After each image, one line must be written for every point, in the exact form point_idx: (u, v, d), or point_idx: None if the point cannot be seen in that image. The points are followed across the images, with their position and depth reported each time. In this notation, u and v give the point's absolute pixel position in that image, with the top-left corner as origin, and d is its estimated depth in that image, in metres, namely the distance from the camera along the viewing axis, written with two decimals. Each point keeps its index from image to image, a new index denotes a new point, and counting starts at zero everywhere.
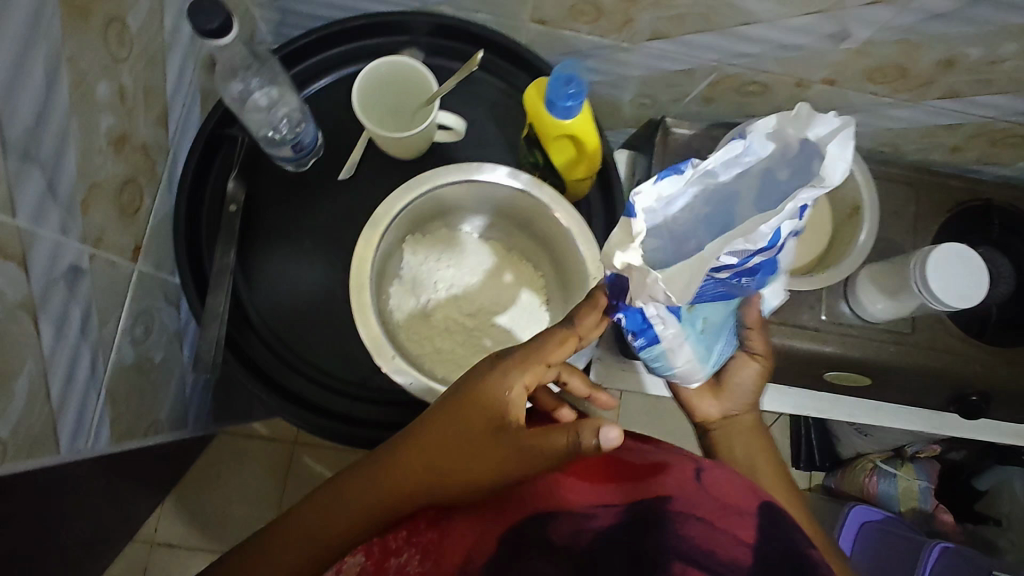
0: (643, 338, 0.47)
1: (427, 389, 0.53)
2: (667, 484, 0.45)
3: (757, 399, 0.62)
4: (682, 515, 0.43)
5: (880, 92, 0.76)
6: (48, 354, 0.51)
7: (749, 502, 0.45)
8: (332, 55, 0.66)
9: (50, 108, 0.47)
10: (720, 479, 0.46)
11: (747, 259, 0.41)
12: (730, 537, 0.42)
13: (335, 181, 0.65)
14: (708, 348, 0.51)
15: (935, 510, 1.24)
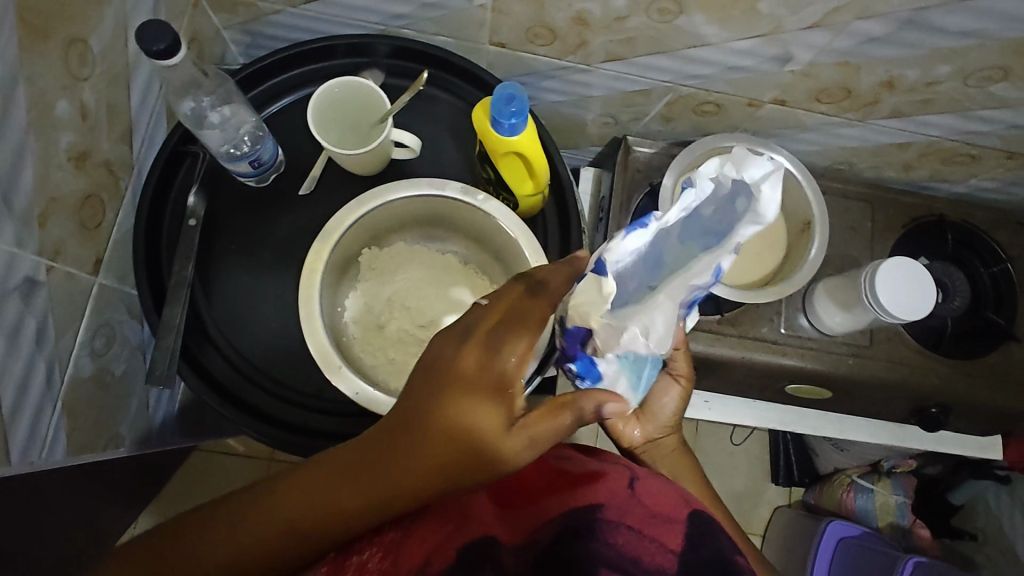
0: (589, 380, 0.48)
1: (374, 399, 0.54)
2: (602, 492, 0.47)
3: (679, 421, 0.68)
4: (613, 522, 0.44)
5: (828, 112, 0.79)
6: (1, 364, 0.52)
7: (678, 510, 0.47)
8: (295, 76, 0.68)
9: (8, 125, 0.49)
10: (652, 489, 0.48)
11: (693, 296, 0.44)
12: (658, 545, 0.44)
13: (295, 196, 0.67)
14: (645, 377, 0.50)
15: (912, 525, 1.24)
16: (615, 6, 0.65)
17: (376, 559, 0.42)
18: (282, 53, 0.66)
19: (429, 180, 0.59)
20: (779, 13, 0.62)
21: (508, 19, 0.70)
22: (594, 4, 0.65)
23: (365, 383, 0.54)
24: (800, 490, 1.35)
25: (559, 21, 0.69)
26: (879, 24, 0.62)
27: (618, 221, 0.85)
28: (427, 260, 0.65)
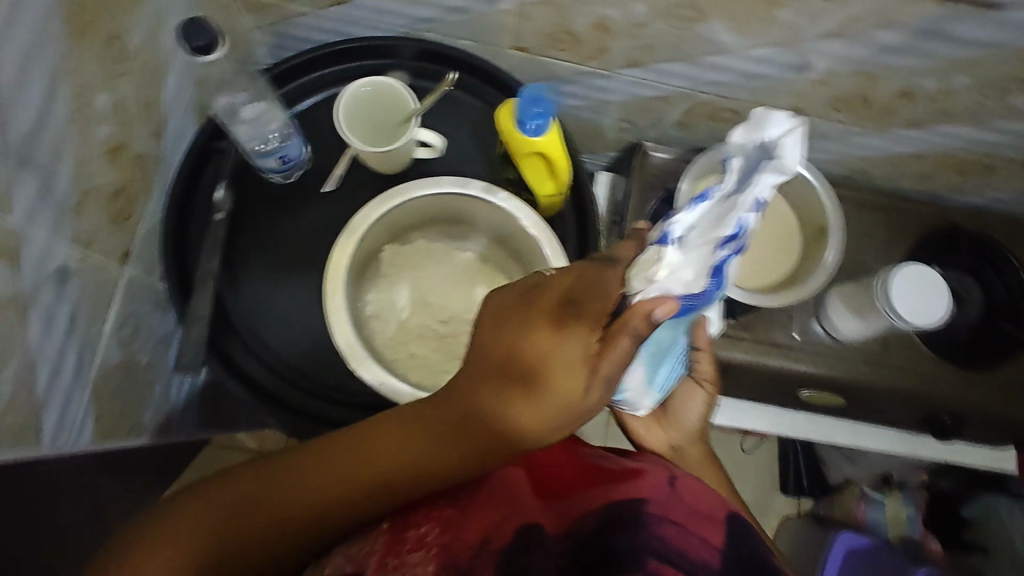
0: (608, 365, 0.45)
1: (396, 391, 0.55)
2: (643, 485, 0.44)
3: (704, 430, 0.67)
4: (656, 516, 0.40)
5: (845, 120, 0.79)
6: (34, 348, 0.53)
7: (718, 510, 0.44)
8: (322, 76, 0.70)
9: (50, 117, 0.51)
10: (692, 489, 0.46)
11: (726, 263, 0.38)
12: (702, 540, 0.40)
13: (319, 193, 0.69)
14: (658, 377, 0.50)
15: (922, 537, 1.21)
16: (636, 13, 0.66)
17: (435, 532, 0.44)
18: (312, 53, 0.68)
19: (452, 178, 0.61)
20: (798, 22, 0.63)
21: (530, 24, 0.71)
22: (615, 10, 0.67)
23: (389, 375, 0.56)
24: (810, 501, 1.34)
25: (581, 26, 0.70)
26: (897, 34, 0.63)
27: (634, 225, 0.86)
28: (447, 256, 0.67)
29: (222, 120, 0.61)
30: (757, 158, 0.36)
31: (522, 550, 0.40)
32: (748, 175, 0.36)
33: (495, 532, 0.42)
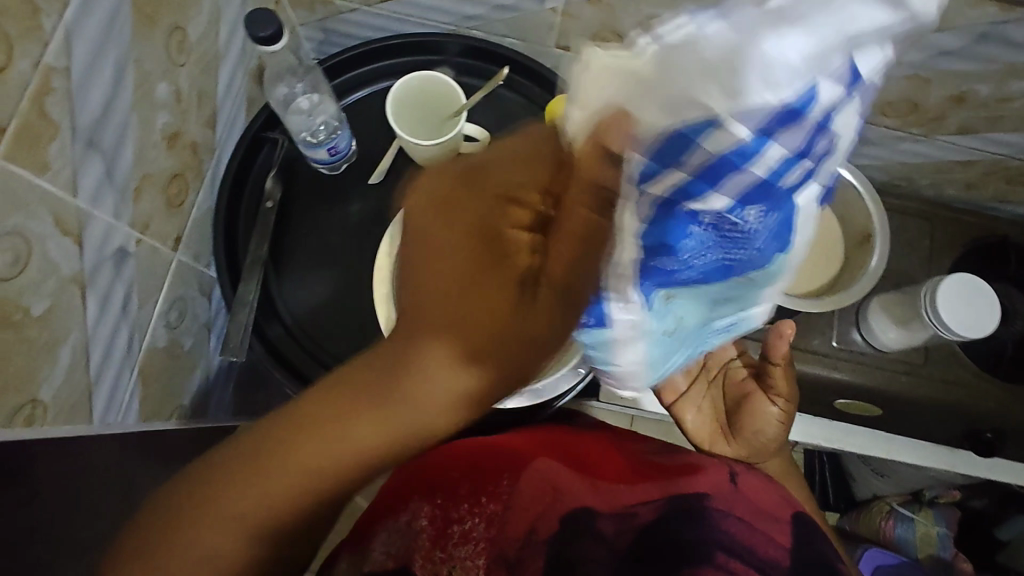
0: (594, 323, 0.39)
1: None
2: (706, 481, 0.54)
3: (778, 450, 0.68)
4: (721, 512, 0.50)
5: (892, 125, 0.78)
6: (91, 327, 0.55)
7: (781, 511, 0.53)
8: (368, 71, 0.72)
9: (115, 103, 0.53)
10: (752, 487, 0.55)
11: (756, 142, 0.27)
12: (770, 539, 0.49)
13: (365, 185, 0.70)
14: (665, 351, 0.44)
15: (954, 558, 1.18)
16: None
17: (483, 525, 0.55)
18: (363, 48, 0.70)
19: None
20: None
21: (577, 23, 0.72)
22: None
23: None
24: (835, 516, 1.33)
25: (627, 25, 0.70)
26: (954, 37, 0.62)
27: None
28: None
29: (276, 109, 0.63)
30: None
31: (574, 533, 0.49)
32: None
33: (542, 520, 0.52)
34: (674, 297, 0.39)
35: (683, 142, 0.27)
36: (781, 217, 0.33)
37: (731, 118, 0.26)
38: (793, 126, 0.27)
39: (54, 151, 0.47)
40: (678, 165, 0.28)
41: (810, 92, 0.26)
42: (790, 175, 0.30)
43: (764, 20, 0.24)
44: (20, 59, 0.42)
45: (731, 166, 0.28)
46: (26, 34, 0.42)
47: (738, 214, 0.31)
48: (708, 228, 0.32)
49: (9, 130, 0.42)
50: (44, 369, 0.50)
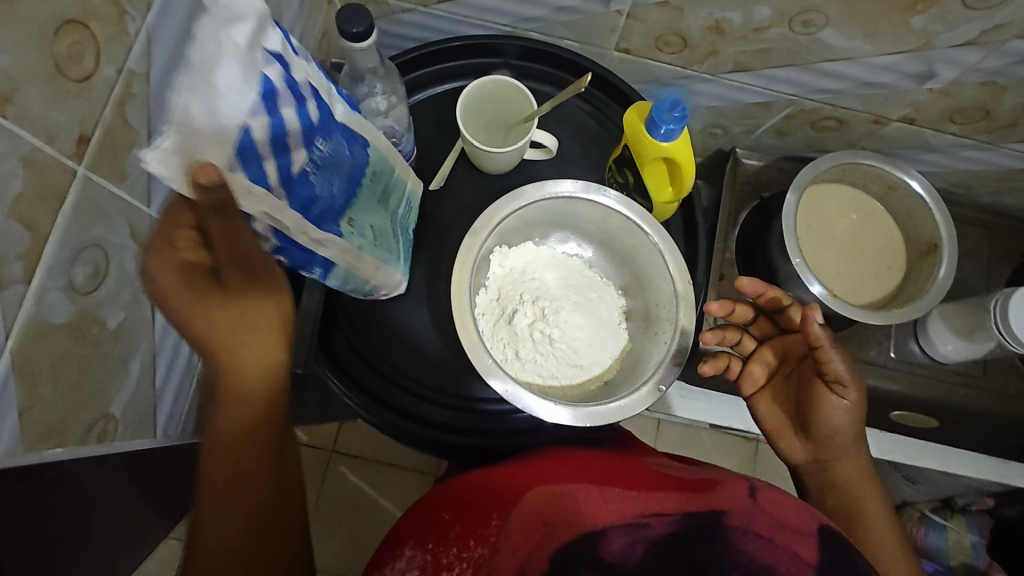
0: (320, 269, 0.48)
1: (517, 394, 0.54)
2: (722, 496, 0.48)
3: (854, 445, 0.65)
4: (740, 530, 0.46)
5: (959, 132, 0.76)
6: (159, 339, 0.54)
7: (807, 523, 0.47)
8: (426, 74, 0.70)
9: None
10: (774, 498, 0.49)
11: (284, 118, 0.38)
12: (792, 554, 0.45)
13: (426, 191, 0.68)
14: (387, 251, 0.56)
15: (988, 567, 1.15)
16: (759, 15, 0.64)
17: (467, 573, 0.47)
18: (425, 51, 0.68)
19: (570, 181, 0.60)
20: (933, 29, 0.61)
21: (642, 26, 0.70)
22: (737, 13, 0.65)
23: (509, 378, 0.55)
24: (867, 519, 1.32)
25: (695, 29, 0.68)
26: None
27: (725, 235, 0.86)
28: (554, 261, 0.65)
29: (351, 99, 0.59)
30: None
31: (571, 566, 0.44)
32: (221, 43, 0.33)
33: (531, 559, 0.45)
34: (356, 220, 0.50)
35: (249, 150, 0.36)
36: (344, 134, 0.45)
37: (251, 119, 0.35)
38: (280, 93, 0.38)
39: (133, 159, 0.45)
40: (261, 158, 0.37)
41: (276, 58, 0.37)
42: (312, 112, 0.41)
43: (206, 91, 0.33)
44: (106, 65, 0.40)
45: (284, 135, 0.38)
46: (113, 39, 0.40)
47: (316, 151, 0.42)
48: (325, 172, 0.44)
49: (94, 140, 0.41)
50: (117, 384, 0.49)
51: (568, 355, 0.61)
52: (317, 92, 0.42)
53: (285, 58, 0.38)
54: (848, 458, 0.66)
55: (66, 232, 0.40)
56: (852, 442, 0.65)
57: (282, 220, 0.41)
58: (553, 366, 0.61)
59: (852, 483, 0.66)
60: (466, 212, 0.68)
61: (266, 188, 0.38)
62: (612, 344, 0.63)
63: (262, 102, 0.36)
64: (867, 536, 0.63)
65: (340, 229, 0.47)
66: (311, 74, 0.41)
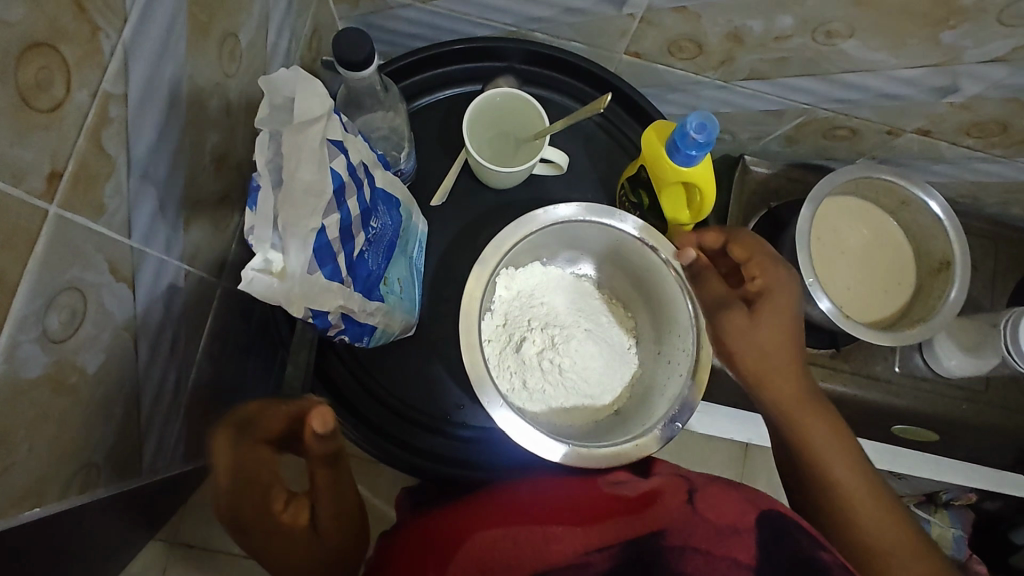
0: (366, 336, 0.49)
1: (533, 439, 0.52)
2: (661, 514, 0.47)
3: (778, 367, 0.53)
4: (677, 548, 0.44)
5: (974, 146, 0.74)
6: (143, 375, 0.50)
7: (748, 519, 0.46)
8: (426, 79, 0.66)
9: (169, 126, 0.46)
10: (714, 502, 0.48)
11: (347, 208, 0.39)
12: (729, 563, 0.43)
13: (428, 207, 0.64)
14: (412, 300, 0.57)
15: (968, 559, 1.06)
16: (780, 25, 0.60)
17: None
18: (424, 54, 0.63)
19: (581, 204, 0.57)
20: (961, 44, 0.58)
21: (655, 31, 0.65)
22: (758, 21, 0.61)
23: (519, 416, 0.52)
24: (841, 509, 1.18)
25: (711, 36, 0.64)
26: None
27: None
28: (561, 284, 0.63)
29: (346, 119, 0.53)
30: (276, 101, 0.35)
31: None
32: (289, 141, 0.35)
33: None
34: (389, 278, 0.50)
35: (326, 248, 0.37)
36: (383, 200, 0.46)
37: (325, 218, 0.37)
38: (345, 186, 0.39)
39: (110, 189, 0.41)
40: (336, 254, 0.38)
41: (339, 146, 0.38)
42: (366, 194, 0.42)
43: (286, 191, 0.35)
44: (77, 89, 0.36)
45: (350, 225, 0.39)
46: (84, 61, 0.36)
47: (371, 230, 0.43)
48: (374, 245, 0.45)
49: (66, 174, 0.37)
50: (98, 430, 0.46)
51: (578, 386, 0.59)
52: (368, 169, 0.43)
53: (344, 144, 0.39)
54: (777, 388, 0.53)
55: (38, 277, 0.36)
56: (783, 371, 0.53)
57: (351, 306, 0.41)
58: (562, 395, 0.58)
59: (800, 440, 0.53)
60: (471, 229, 0.65)
61: (341, 283, 0.39)
62: (620, 372, 0.61)
63: (333, 200, 0.37)
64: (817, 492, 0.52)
65: (381, 294, 0.47)
66: (363, 155, 0.42)
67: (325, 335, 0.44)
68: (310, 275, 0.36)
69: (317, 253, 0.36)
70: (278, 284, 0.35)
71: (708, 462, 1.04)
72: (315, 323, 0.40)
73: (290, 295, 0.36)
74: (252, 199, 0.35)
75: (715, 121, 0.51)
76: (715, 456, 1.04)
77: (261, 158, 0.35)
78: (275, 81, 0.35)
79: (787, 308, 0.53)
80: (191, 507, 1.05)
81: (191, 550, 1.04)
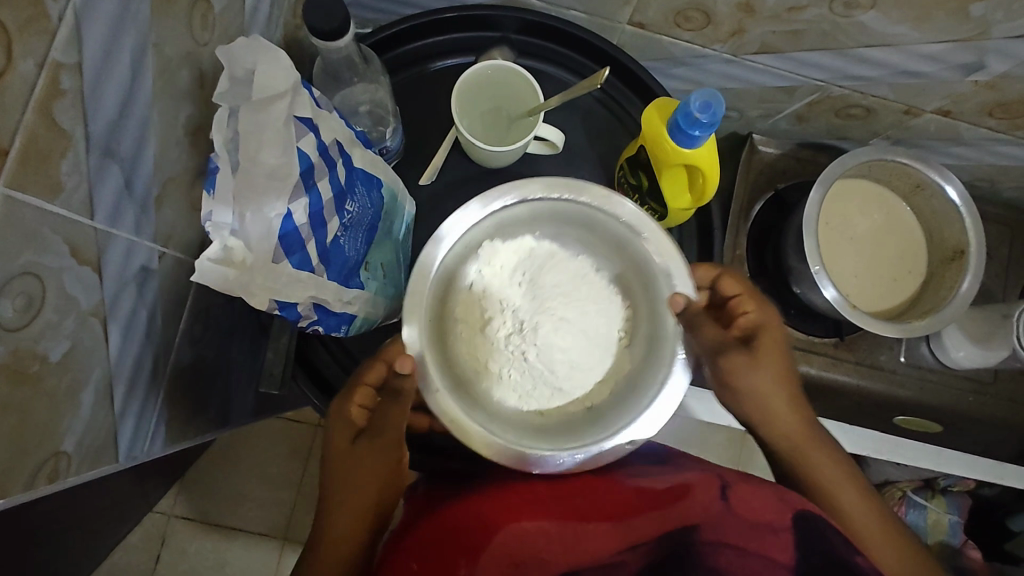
0: (345, 325, 0.47)
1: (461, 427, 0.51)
2: (691, 508, 0.47)
3: (769, 400, 0.56)
4: (711, 545, 0.44)
5: (997, 127, 0.70)
6: (115, 361, 0.48)
7: (782, 516, 0.45)
8: (414, 49, 0.62)
9: (134, 98, 0.43)
10: (746, 497, 0.47)
11: (315, 191, 0.37)
12: (766, 561, 0.42)
13: (418, 186, 0.62)
14: (397, 284, 0.54)
15: (963, 545, 1.03)
16: None
17: None
18: (412, 22, 0.59)
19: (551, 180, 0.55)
20: (992, 18, 0.54)
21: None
22: None
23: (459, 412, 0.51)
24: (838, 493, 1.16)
25: (720, 6, 0.60)
26: None
27: (736, 230, 0.81)
28: (557, 263, 0.58)
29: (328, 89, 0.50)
30: (236, 73, 0.34)
31: None
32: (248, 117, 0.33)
33: None
34: (370, 263, 0.48)
35: (290, 235, 0.36)
36: (363, 181, 0.44)
37: (291, 203, 0.35)
38: (314, 168, 0.37)
39: (67, 167, 0.38)
40: (304, 242, 0.37)
41: (308, 124, 0.37)
42: (340, 174, 0.40)
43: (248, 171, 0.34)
44: (21, 59, 0.33)
45: (321, 210, 0.38)
46: (27, 28, 0.33)
47: (347, 214, 0.41)
48: (352, 231, 0.42)
49: (14, 151, 0.34)
50: (67, 418, 0.44)
51: (545, 376, 0.55)
52: (343, 148, 0.41)
53: (314, 121, 0.37)
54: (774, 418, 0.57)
55: None
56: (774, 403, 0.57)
57: (321, 295, 0.40)
58: (526, 383, 0.56)
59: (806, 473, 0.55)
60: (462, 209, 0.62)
61: (312, 271, 0.38)
62: (600, 367, 0.56)
63: (300, 183, 0.36)
64: (825, 507, 0.54)
65: (360, 280, 0.45)
66: (338, 133, 0.40)
67: (298, 326, 0.43)
68: (276, 264, 0.35)
69: (285, 239, 0.35)
70: (235, 276, 0.33)
71: (705, 446, 1.02)
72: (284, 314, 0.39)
73: (250, 287, 0.34)
74: (209, 182, 0.33)
75: (720, 100, 0.49)
76: (713, 439, 1.02)
77: (218, 137, 0.33)
78: (235, 52, 0.33)
79: (774, 346, 0.57)
80: (187, 480, 1.05)
81: (188, 522, 1.05)
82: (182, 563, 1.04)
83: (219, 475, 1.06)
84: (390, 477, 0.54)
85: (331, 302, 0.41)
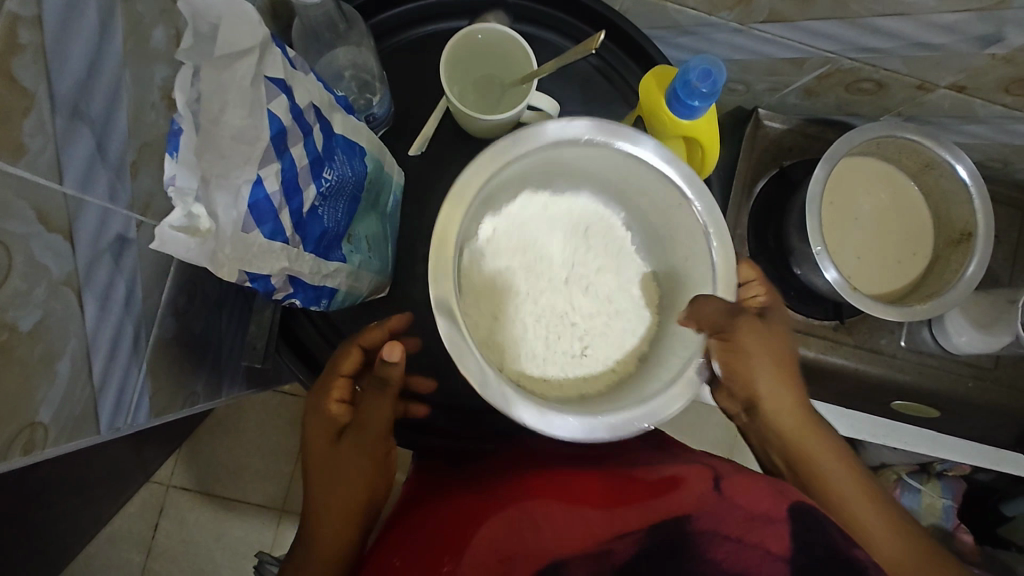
0: (326, 299, 0.46)
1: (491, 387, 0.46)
2: (685, 498, 0.43)
3: (779, 385, 0.53)
4: (705, 534, 0.39)
5: (1011, 104, 0.67)
6: (91, 331, 0.47)
7: (780, 509, 0.42)
8: (405, 11, 0.59)
9: (101, 56, 0.41)
10: (745, 492, 0.44)
11: (288, 159, 0.37)
12: (762, 552, 0.38)
13: (409, 157, 0.60)
14: (383, 258, 0.53)
15: (955, 529, 1.00)
16: None
17: None
18: None
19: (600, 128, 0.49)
20: None
21: None
22: None
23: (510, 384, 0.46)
24: None
25: None
26: None
27: (737, 210, 0.79)
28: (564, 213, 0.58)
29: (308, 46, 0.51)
30: (201, 29, 0.32)
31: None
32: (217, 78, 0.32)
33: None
34: (354, 235, 0.47)
35: (262, 203, 0.35)
36: (343, 150, 0.43)
37: (261, 169, 0.35)
38: (288, 134, 0.37)
39: (30, 128, 0.36)
40: (276, 212, 0.36)
41: (280, 85, 0.36)
42: (317, 141, 0.40)
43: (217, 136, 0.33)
44: None
45: (295, 176, 0.37)
46: None
47: (325, 182, 0.40)
48: (330, 201, 0.42)
49: None
50: (42, 390, 0.42)
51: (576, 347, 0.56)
52: (321, 113, 0.40)
53: (286, 83, 0.36)
54: (779, 405, 0.53)
55: None
56: (783, 390, 0.53)
57: (296, 266, 0.39)
58: (544, 363, 0.56)
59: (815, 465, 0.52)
60: (453, 181, 0.60)
61: (285, 242, 0.37)
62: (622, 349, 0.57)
63: (271, 147, 0.35)
64: (831, 505, 0.50)
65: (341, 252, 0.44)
66: (314, 97, 0.40)
67: (274, 299, 0.42)
68: (247, 234, 0.35)
69: (257, 209, 0.35)
70: (199, 246, 0.32)
71: (703, 426, 1.02)
72: (256, 287, 0.38)
73: (217, 257, 0.33)
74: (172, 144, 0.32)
75: (722, 68, 0.47)
76: (711, 420, 1.02)
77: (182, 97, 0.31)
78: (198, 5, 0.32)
79: (779, 327, 0.54)
80: (185, 451, 1.05)
81: (186, 492, 1.05)
82: (182, 532, 1.04)
83: (216, 447, 1.06)
84: (376, 470, 0.50)
85: (307, 274, 0.41)
